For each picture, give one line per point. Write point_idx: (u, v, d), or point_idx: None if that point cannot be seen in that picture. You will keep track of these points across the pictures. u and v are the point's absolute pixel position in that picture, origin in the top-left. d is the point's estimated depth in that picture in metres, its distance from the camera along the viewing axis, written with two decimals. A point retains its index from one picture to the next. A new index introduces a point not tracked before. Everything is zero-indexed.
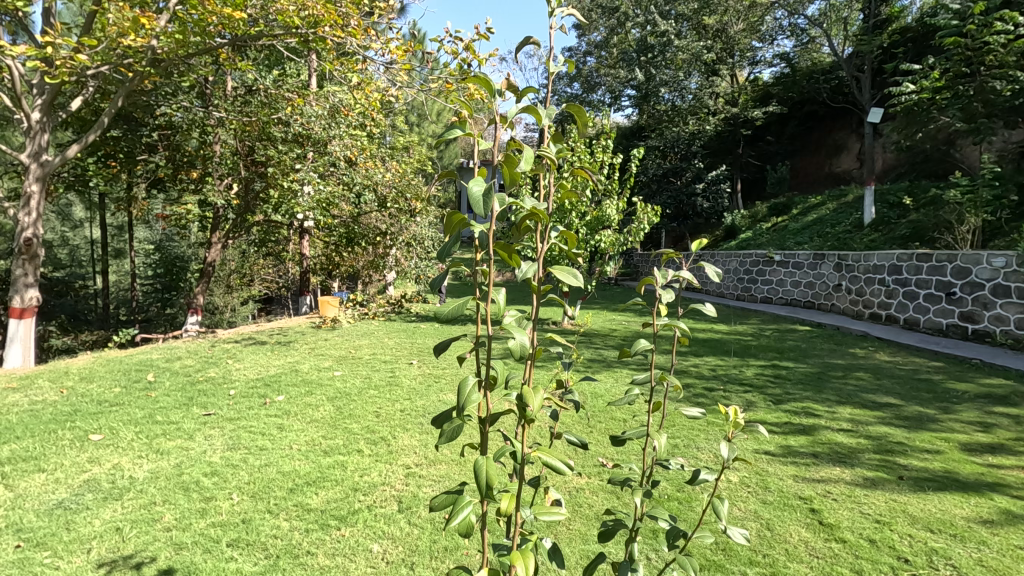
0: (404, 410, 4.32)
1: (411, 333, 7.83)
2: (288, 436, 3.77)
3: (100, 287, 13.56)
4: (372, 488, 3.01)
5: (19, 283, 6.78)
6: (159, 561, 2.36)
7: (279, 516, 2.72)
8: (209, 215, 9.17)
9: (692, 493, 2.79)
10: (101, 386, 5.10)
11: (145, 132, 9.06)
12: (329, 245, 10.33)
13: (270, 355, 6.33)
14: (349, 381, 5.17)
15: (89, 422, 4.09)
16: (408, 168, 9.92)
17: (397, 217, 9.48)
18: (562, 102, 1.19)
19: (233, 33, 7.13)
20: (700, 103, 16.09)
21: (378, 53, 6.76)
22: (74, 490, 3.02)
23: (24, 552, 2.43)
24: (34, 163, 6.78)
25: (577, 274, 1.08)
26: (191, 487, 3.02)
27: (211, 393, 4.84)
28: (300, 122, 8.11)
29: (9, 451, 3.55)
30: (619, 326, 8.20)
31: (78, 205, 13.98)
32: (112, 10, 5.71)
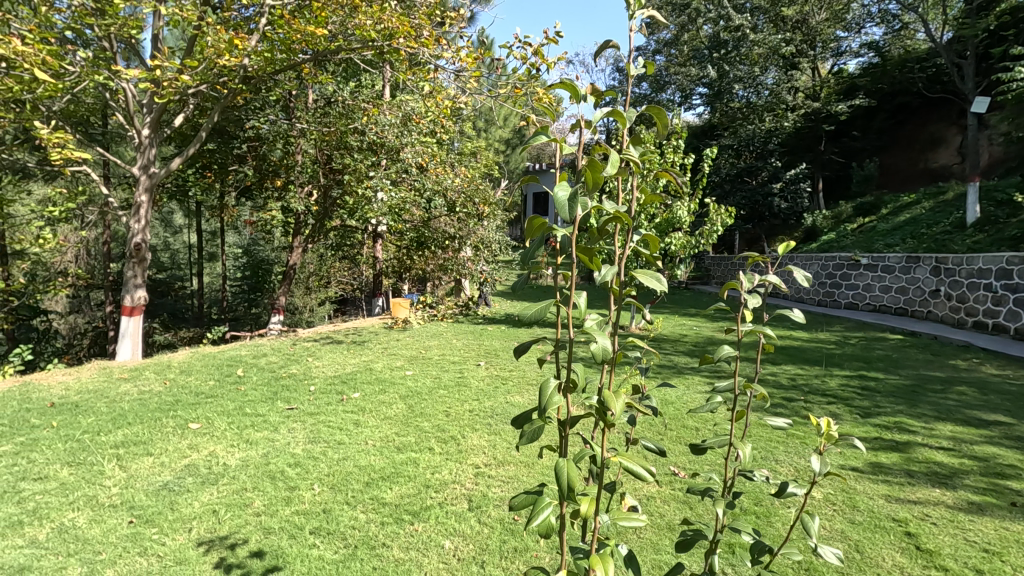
0: (473, 410, 4.41)
1: (479, 335, 7.97)
2: (363, 432, 3.94)
3: (196, 288, 14.72)
4: (443, 485, 3.09)
5: (130, 284, 7.48)
6: (251, 543, 2.54)
7: (356, 508, 2.85)
8: (291, 220, 9.71)
9: (771, 508, 2.66)
10: (197, 379, 5.55)
11: (235, 144, 9.75)
12: (401, 249, 10.69)
13: (346, 354, 6.63)
14: (419, 380, 5.33)
15: (188, 412, 4.46)
16: (476, 173, 10.08)
17: (465, 221, 9.63)
18: (646, 104, 1.18)
19: (315, 49, 7.54)
20: (778, 98, 15.30)
21: (448, 60, 6.91)
22: (177, 473, 3.30)
23: (137, 527, 2.69)
24: (144, 175, 7.47)
25: (660, 278, 1.07)
26: (277, 476, 3.22)
27: (293, 388, 5.14)
28: (374, 131, 8.49)
29: (123, 435, 3.94)
30: (689, 331, 7.95)
31: (178, 213, 15.27)
32: (210, 33, 6.18)
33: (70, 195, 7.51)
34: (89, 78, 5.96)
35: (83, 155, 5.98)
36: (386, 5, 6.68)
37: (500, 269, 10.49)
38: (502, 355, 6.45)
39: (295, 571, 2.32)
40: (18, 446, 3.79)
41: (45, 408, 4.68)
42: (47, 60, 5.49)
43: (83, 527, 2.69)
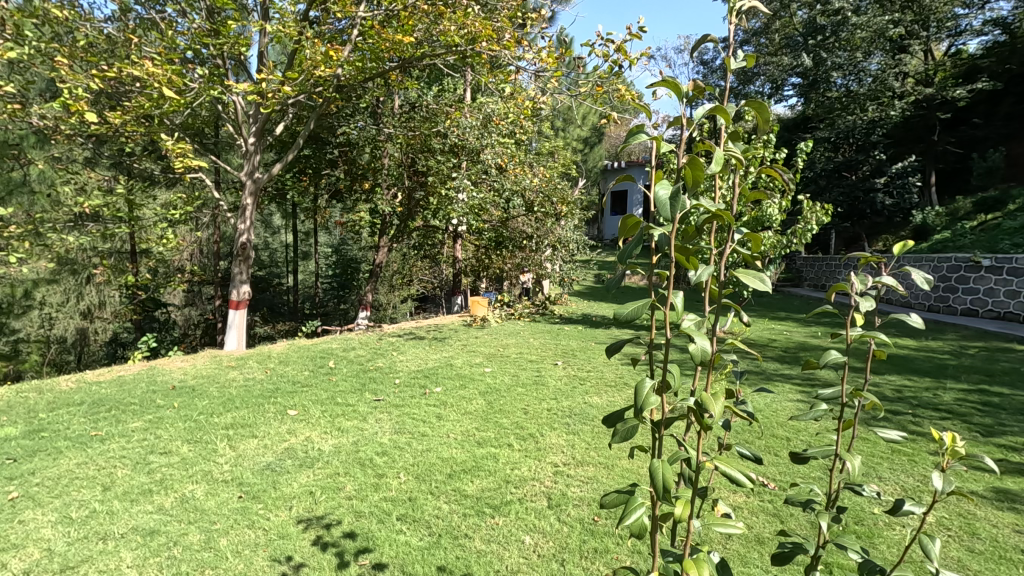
0: (551, 409, 4.42)
1: (556, 334, 7.97)
2: (446, 425, 4.07)
3: (292, 284, 15.82)
4: (522, 482, 3.13)
5: (235, 280, 8.14)
6: (344, 524, 2.70)
7: (439, 498, 2.95)
8: (377, 221, 10.17)
9: (874, 529, 2.48)
10: (294, 369, 5.98)
11: (328, 149, 10.31)
12: (480, 248, 10.88)
13: (428, 350, 6.87)
14: (498, 377, 5.43)
15: (287, 399, 4.81)
16: (554, 172, 10.08)
17: (543, 221, 9.70)
18: (748, 99, 1.13)
19: (402, 57, 7.84)
20: (882, 86, 14.03)
21: (529, 61, 6.96)
22: (278, 456, 3.57)
23: (245, 502, 2.94)
24: (249, 180, 8.13)
25: (764, 279, 1.04)
26: (367, 463, 3.40)
27: (379, 380, 5.42)
28: (456, 133, 8.79)
29: (232, 418, 4.32)
30: (779, 336, 7.51)
31: (277, 215, 16.47)
32: (308, 46, 6.60)
33: (188, 199, 8.33)
34: (205, 93, 6.55)
35: (200, 163, 6.60)
36: (469, 10, 6.84)
37: (577, 268, 10.44)
38: (580, 355, 6.42)
39: (385, 554, 2.45)
40: (146, 423, 4.25)
41: (168, 390, 5.23)
42: (172, 79, 6.11)
43: (200, 498, 2.98)
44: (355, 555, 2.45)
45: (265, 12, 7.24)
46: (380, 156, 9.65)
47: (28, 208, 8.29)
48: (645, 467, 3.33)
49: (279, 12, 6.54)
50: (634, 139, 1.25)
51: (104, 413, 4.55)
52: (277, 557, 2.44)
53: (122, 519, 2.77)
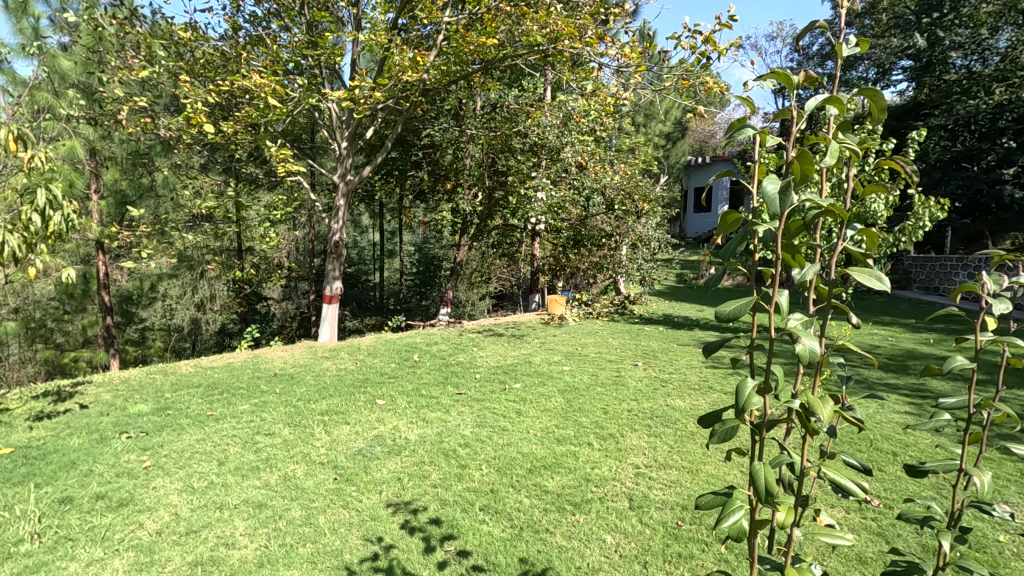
0: (632, 410, 4.36)
1: (636, 334, 7.82)
2: (525, 421, 4.12)
3: (378, 281, 16.60)
4: (603, 481, 3.11)
5: (329, 277, 8.66)
6: (429, 510, 2.83)
7: (520, 492, 3.00)
8: (459, 220, 10.42)
9: (998, 557, 2.24)
10: (382, 361, 6.29)
11: (413, 151, 10.69)
12: (558, 246, 10.87)
13: (508, 346, 6.99)
14: (577, 376, 5.42)
15: (376, 389, 5.08)
16: (635, 170, 9.90)
17: (624, 219, 9.62)
18: (863, 88, 1.08)
19: (484, 59, 7.97)
20: (1012, 65, 12.54)
21: (612, 57, 6.87)
22: (369, 442, 3.78)
23: (339, 484, 3.14)
24: (342, 182, 8.62)
25: (881, 279, 0.99)
26: (450, 454, 3.53)
27: (461, 375, 5.57)
28: (537, 132, 8.83)
29: (327, 405, 4.62)
30: (884, 342, 6.92)
31: (365, 215, 17.31)
32: (396, 53, 6.84)
33: (288, 201, 8.97)
34: (305, 101, 7.01)
35: (300, 167, 7.10)
36: (552, 9, 6.86)
37: (658, 267, 10.12)
38: (661, 357, 6.25)
39: (469, 542, 2.54)
40: (253, 406, 4.65)
41: (271, 376, 5.68)
42: (276, 89, 6.61)
43: (300, 477, 3.23)
44: (440, 541, 2.55)
45: (358, 23, 7.63)
46: (462, 157, 9.86)
47: (155, 210, 9.28)
48: (733, 474, 3.20)
49: (371, 22, 6.85)
50: (739, 133, 1.22)
51: (217, 395, 5.03)
52: (369, 537, 2.58)
53: (235, 491, 3.06)
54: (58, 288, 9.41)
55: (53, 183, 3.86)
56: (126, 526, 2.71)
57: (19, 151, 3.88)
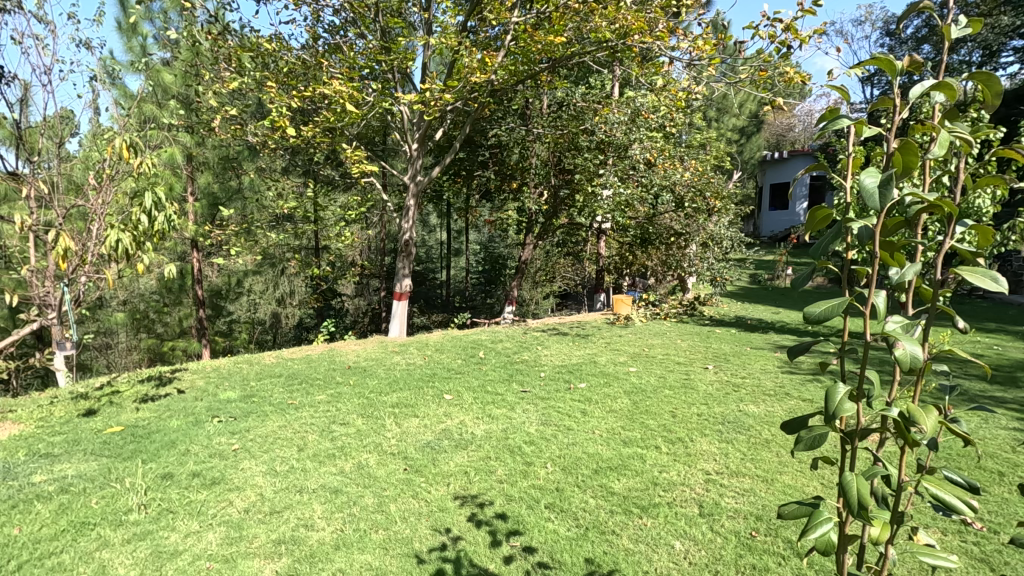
0: (702, 414, 4.21)
1: (706, 337, 7.55)
2: (590, 421, 4.09)
3: (445, 279, 16.98)
4: (671, 486, 3.04)
5: (399, 274, 8.95)
6: (496, 505, 2.87)
7: (586, 492, 2.99)
8: (524, 219, 10.47)
9: None
10: (449, 357, 6.43)
11: (480, 151, 10.83)
12: (624, 245, 10.70)
13: (572, 346, 6.94)
14: (644, 378, 5.31)
15: (443, 384, 5.21)
16: (706, 166, 9.60)
17: (694, 217, 9.32)
18: (977, 70, 0.99)
19: (552, 57, 7.97)
20: None
21: (684, 51, 6.68)
22: (437, 435, 3.88)
23: (410, 474, 3.25)
24: (412, 183, 8.88)
25: (996, 279, 0.91)
26: (516, 451, 3.56)
27: (526, 373, 5.61)
28: (604, 129, 8.79)
29: (398, 398, 4.79)
30: (987, 351, 6.31)
31: (433, 215, 17.74)
32: (466, 56, 6.96)
33: (361, 201, 9.36)
34: (379, 105, 7.28)
35: (373, 168, 7.38)
36: (621, 4, 6.73)
37: (731, 267, 9.69)
38: (733, 360, 6.00)
39: (534, 539, 2.56)
40: (329, 396, 4.89)
41: (345, 369, 5.96)
42: (352, 94, 6.90)
43: (373, 466, 3.36)
44: (506, 536, 2.59)
45: (429, 27, 7.84)
46: (529, 156, 9.87)
47: (243, 210, 9.94)
48: (813, 485, 3.03)
49: (442, 25, 7.01)
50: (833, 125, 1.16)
51: (297, 385, 5.33)
52: (437, 528, 2.66)
53: (314, 476, 3.24)
54: (159, 283, 10.28)
55: (159, 186, 4.25)
56: (219, 503, 2.93)
57: (132, 158, 4.29)
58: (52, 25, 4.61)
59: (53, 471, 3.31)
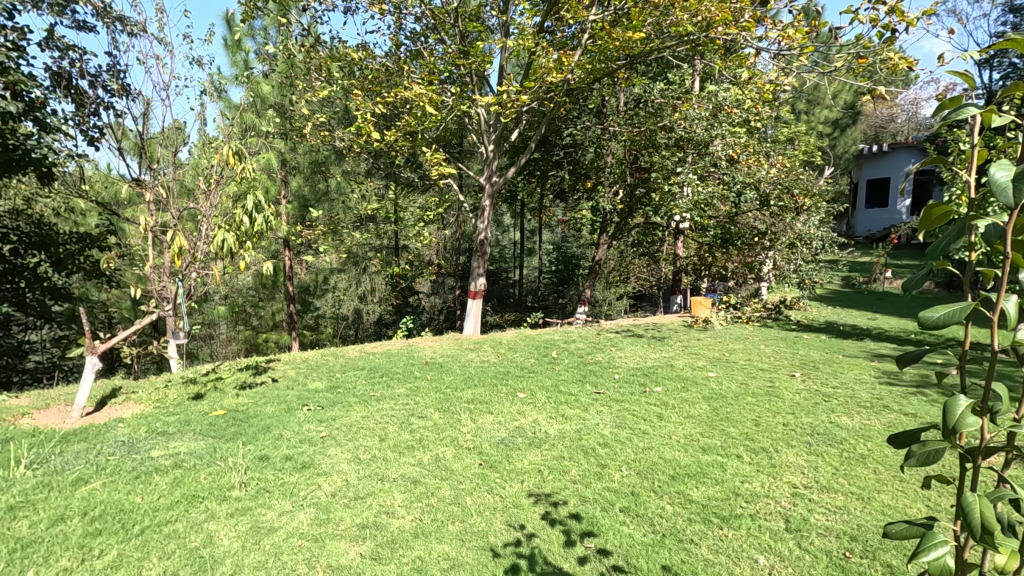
0: (788, 424, 3.99)
1: (792, 343, 7.13)
2: (667, 426, 3.98)
3: (518, 278, 17.14)
4: (754, 497, 2.90)
5: (474, 274, 9.13)
6: (570, 505, 2.87)
7: (663, 498, 2.92)
8: (599, 219, 10.34)
9: None
10: (522, 355, 6.50)
11: (555, 151, 10.83)
12: (703, 245, 10.33)
13: (648, 348, 6.78)
14: (724, 384, 5.09)
15: (517, 382, 5.27)
16: (795, 162, 9.07)
17: (780, 216, 8.81)
18: None
19: (630, 54, 7.84)
20: None
21: (772, 40, 6.33)
22: (511, 432, 3.94)
23: (485, 469, 3.32)
24: (488, 184, 9.02)
25: None
26: (590, 452, 3.53)
27: (600, 374, 5.55)
28: (683, 126, 8.48)
29: (473, 394, 4.90)
30: None
31: (507, 215, 17.95)
32: (543, 56, 6.96)
33: (439, 202, 9.63)
34: (457, 108, 7.45)
35: (451, 170, 7.56)
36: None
37: (820, 270, 9.05)
38: (823, 368, 5.63)
39: (609, 541, 2.53)
40: (408, 390, 5.08)
41: (423, 364, 6.17)
42: (432, 98, 7.12)
43: (449, 460, 3.46)
44: (580, 537, 2.58)
45: (506, 29, 7.92)
46: (604, 155, 9.75)
47: (330, 211, 10.52)
48: (917, 507, 2.79)
49: (519, 27, 7.07)
50: (955, 115, 1.06)
51: (378, 378, 5.59)
52: (512, 523, 2.70)
53: (394, 466, 3.39)
54: (255, 279, 11.10)
55: (259, 189, 4.61)
56: (309, 486, 3.13)
57: (236, 163, 4.68)
58: (170, 45, 5.10)
59: (168, 447, 3.67)
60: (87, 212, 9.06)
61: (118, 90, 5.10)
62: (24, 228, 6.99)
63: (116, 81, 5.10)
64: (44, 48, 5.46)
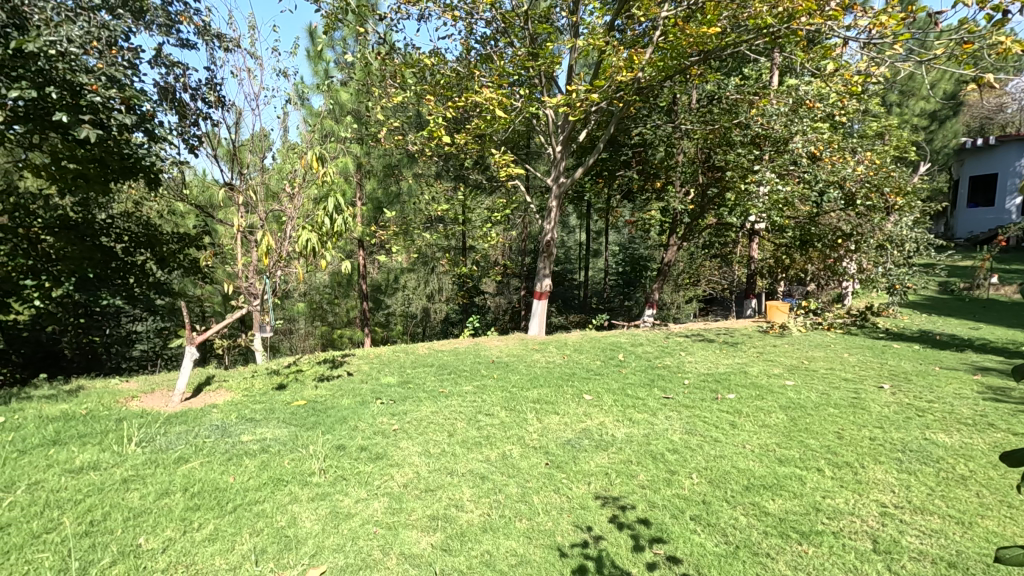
0: (875, 438, 3.73)
1: (881, 352, 6.64)
2: (741, 435, 3.83)
3: (583, 279, 17.01)
4: (838, 514, 2.74)
5: (540, 274, 9.16)
6: (638, 510, 2.82)
7: (736, 508, 2.81)
8: (668, 219, 10.10)
9: None
10: (588, 357, 6.45)
11: (624, 151, 10.68)
12: (780, 247, 9.84)
13: (719, 354, 6.55)
14: (803, 393, 4.82)
15: (583, 384, 5.24)
16: (884, 158, 8.46)
17: (868, 216, 8.24)
18: None
19: (704, 49, 7.64)
20: None
21: (861, 29, 5.94)
22: (577, 434, 3.93)
23: (551, 469, 3.33)
24: (555, 184, 9.01)
25: None
26: (659, 458, 3.46)
27: (668, 379, 5.41)
28: (760, 122, 8.13)
29: (539, 394, 4.93)
30: None
31: (573, 216, 17.91)
32: (613, 54, 6.87)
33: (506, 203, 9.74)
34: (526, 110, 7.49)
35: (520, 171, 7.62)
36: None
37: (915, 273, 8.32)
38: (916, 380, 5.21)
39: (679, 548, 2.48)
40: (475, 388, 5.19)
41: (489, 363, 6.28)
42: (502, 101, 7.20)
43: (516, 458, 3.50)
44: (649, 542, 2.54)
45: (576, 30, 7.91)
46: (675, 154, 9.50)
47: (401, 213, 10.90)
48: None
49: (589, 27, 7.04)
50: None
51: (447, 375, 5.75)
52: (579, 525, 2.69)
53: (462, 461, 3.47)
54: (332, 278, 11.68)
55: (339, 192, 4.85)
56: (382, 476, 3.27)
57: (319, 167, 4.95)
58: (260, 59, 5.49)
59: (256, 433, 3.95)
60: (185, 214, 9.86)
61: (215, 102, 5.53)
62: (133, 228, 7.71)
63: (213, 93, 5.53)
64: (154, 65, 6.00)
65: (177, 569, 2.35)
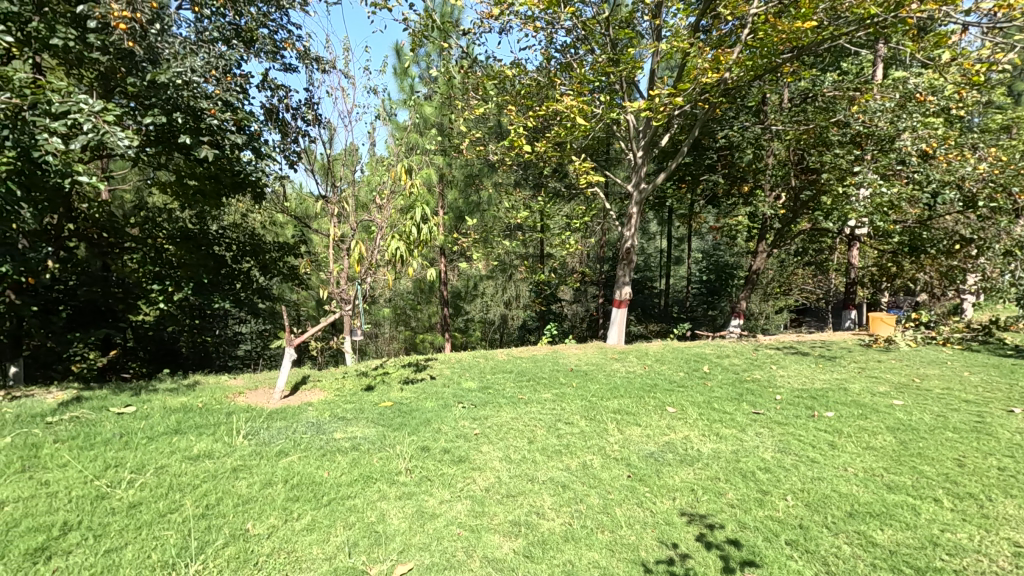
0: (1005, 469, 3.32)
1: (1009, 371, 5.90)
2: (842, 456, 3.56)
3: (664, 287, 16.55)
4: (960, 550, 2.47)
5: (619, 282, 8.98)
6: (728, 530, 2.70)
7: (838, 536, 2.61)
8: (756, 224, 9.57)
9: None
10: (670, 368, 6.25)
11: (708, 154, 10.30)
12: (885, 253, 9.05)
13: (816, 368, 6.11)
14: (914, 414, 4.38)
15: (666, 396, 5.08)
16: (1012, 154, 7.57)
17: (992, 219, 7.37)
18: None
19: (798, 46, 7.24)
20: None
21: (982, 13, 5.40)
22: (660, 447, 3.81)
23: (634, 482, 3.25)
24: (636, 190, 8.81)
25: None
26: (749, 476, 3.29)
27: (758, 393, 5.11)
28: (861, 120, 7.56)
29: (620, 404, 4.84)
30: None
31: (654, 222, 17.49)
32: (699, 55, 6.65)
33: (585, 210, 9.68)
34: (607, 116, 7.41)
35: (599, 178, 7.54)
36: None
37: None
38: None
39: (773, 573, 2.35)
40: (554, 395, 5.18)
41: (568, 371, 6.24)
42: (581, 108, 7.12)
43: (597, 468, 3.45)
44: (740, 565, 2.42)
45: (658, 33, 7.77)
46: (764, 157, 9.05)
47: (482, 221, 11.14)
48: None
49: (672, 29, 6.88)
50: None
51: (526, 382, 5.78)
52: (664, 541, 2.61)
53: (543, 468, 3.48)
54: (415, 284, 12.14)
55: (425, 202, 5.04)
56: (465, 479, 3.34)
57: (406, 179, 5.16)
58: (353, 78, 5.84)
59: (348, 431, 4.17)
60: (285, 224, 10.64)
61: (313, 120, 5.94)
62: (241, 238, 8.43)
63: (311, 112, 5.94)
64: (261, 88, 6.55)
65: (280, 555, 2.52)
